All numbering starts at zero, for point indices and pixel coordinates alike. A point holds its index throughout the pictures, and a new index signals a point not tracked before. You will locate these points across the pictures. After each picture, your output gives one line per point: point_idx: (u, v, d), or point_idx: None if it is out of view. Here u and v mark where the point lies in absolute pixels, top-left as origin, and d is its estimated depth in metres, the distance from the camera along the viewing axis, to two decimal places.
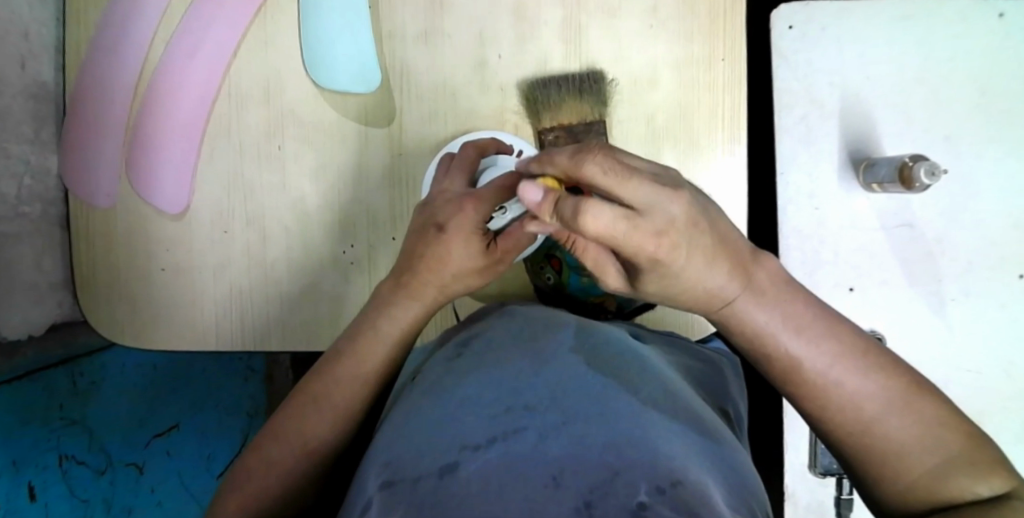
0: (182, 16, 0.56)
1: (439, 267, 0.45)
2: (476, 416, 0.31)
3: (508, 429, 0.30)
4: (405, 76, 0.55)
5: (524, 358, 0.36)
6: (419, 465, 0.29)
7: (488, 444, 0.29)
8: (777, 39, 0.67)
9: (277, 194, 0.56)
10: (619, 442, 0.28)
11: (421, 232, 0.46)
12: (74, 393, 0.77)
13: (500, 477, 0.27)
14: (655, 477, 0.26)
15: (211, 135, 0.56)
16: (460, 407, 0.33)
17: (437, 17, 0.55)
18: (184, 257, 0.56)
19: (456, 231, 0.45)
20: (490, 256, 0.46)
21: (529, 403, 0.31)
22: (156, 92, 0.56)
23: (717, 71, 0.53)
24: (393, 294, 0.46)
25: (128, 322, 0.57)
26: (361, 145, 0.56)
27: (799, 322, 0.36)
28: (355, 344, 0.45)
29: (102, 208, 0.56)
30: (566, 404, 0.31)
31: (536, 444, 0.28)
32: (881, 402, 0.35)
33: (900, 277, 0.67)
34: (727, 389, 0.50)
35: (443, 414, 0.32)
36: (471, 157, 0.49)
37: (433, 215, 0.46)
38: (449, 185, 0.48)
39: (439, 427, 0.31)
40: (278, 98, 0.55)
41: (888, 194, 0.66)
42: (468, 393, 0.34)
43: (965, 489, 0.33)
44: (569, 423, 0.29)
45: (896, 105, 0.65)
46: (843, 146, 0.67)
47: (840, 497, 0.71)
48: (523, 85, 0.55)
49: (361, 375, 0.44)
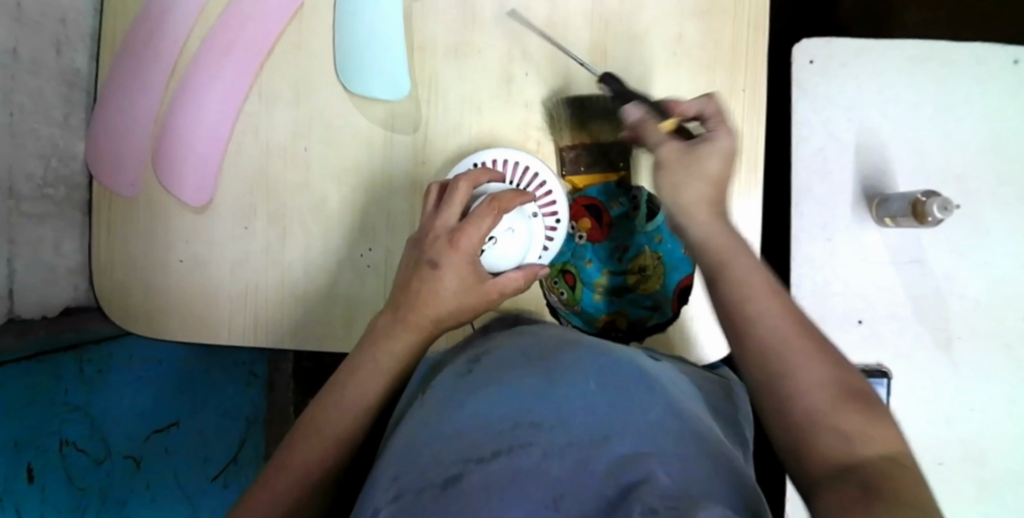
0: (220, 15, 0.57)
1: (434, 300, 0.46)
2: (477, 432, 0.34)
3: (512, 445, 0.32)
4: (432, 86, 0.56)
5: (535, 378, 0.38)
6: (424, 475, 0.32)
7: (491, 458, 0.32)
8: (797, 73, 0.67)
9: (301, 191, 0.57)
10: (620, 471, 0.30)
11: (415, 270, 0.47)
12: (81, 379, 0.77)
13: (499, 489, 0.29)
14: (650, 501, 0.27)
15: (239, 131, 0.57)
16: (469, 422, 0.35)
17: (469, 30, 0.55)
18: (202, 250, 0.58)
19: (450, 265, 0.45)
20: (483, 294, 0.46)
21: (536, 422, 0.34)
22: (187, 86, 0.57)
23: (737, 100, 0.54)
24: (390, 328, 0.46)
25: (143, 314, 0.58)
26: (386, 149, 0.56)
27: (787, 315, 0.38)
28: (362, 354, 0.46)
29: (125, 196, 0.58)
30: (572, 429, 0.33)
31: (538, 462, 0.31)
32: (831, 394, 0.34)
33: (908, 311, 0.67)
34: (740, 420, 0.48)
35: (454, 427, 0.35)
36: (461, 192, 0.47)
37: (425, 250, 0.47)
38: (440, 224, 0.46)
39: (447, 440, 0.34)
40: (307, 101, 0.56)
41: (900, 228, 0.66)
42: (478, 409, 0.36)
43: (847, 434, 0.32)
44: (571, 447, 0.32)
45: (909, 142, 0.66)
46: (857, 181, 0.67)
47: None
48: (548, 101, 0.55)
49: (379, 369, 0.45)
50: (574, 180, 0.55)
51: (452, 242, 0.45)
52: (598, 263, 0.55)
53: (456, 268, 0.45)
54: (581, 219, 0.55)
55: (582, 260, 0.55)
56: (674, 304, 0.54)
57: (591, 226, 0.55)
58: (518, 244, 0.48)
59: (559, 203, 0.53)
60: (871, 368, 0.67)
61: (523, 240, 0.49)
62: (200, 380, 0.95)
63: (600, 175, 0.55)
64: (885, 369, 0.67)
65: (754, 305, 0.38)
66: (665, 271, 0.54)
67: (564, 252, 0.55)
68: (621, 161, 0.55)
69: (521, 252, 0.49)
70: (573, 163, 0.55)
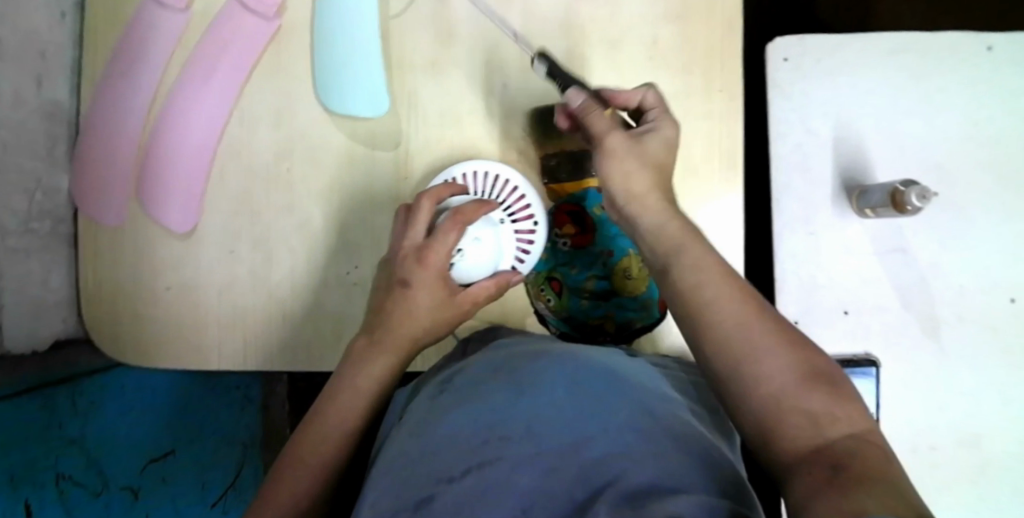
0: (199, 41, 0.57)
1: (409, 317, 0.47)
2: (454, 451, 0.39)
3: (481, 461, 0.37)
4: (411, 102, 0.56)
5: (503, 392, 0.42)
6: (400, 499, 0.37)
7: (461, 476, 0.36)
8: (771, 72, 0.63)
9: (286, 212, 0.57)
10: (580, 473, 0.35)
11: (387, 289, 0.47)
12: (73, 412, 0.77)
13: (466, 506, 0.34)
14: (616, 506, 0.32)
15: (222, 155, 0.57)
16: (442, 444, 0.39)
17: (446, 44, 0.56)
18: (189, 277, 0.58)
19: (422, 283, 0.46)
20: (457, 305, 0.47)
21: (503, 434, 0.39)
22: (169, 114, 0.57)
23: (714, 100, 0.55)
24: (365, 347, 0.47)
25: (132, 344, 0.58)
26: (368, 167, 0.56)
27: (740, 298, 0.37)
28: (344, 372, 0.47)
29: (111, 226, 0.58)
30: (536, 438, 0.38)
31: (502, 474, 0.36)
32: (794, 375, 0.33)
33: (895, 301, 0.63)
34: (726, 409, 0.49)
35: (428, 449, 0.40)
36: (425, 209, 0.47)
37: (396, 270, 0.47)
38: (409, 241, 0.47)
39: (423, 461, 0.39)
40: (287, 122, 0.57)
41: (881, 219, 0.61)
42: (450, 429, 0.40)
43: (812, 416, 0.32)
44: (536, 454, 0.37)
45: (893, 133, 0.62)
46: (837, 174, 0.62)
47: None
48: (528, 111, 0.56)
49: (361, 390, 0.46)
50: (557, 187, 0.56)
51: (423, 258, 0.46)
52: (584, 269, 0.55)
53: (428, 285, 0.46)
54: (565, 226, 0.55)
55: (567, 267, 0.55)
56: (661, 305, 0.54)
57: (575, 233, 0.55)
58: (487, 255, 0.49)
59: (537, 211, 0.53)
60: (858, 358, 0.64)
61: (493, 249, 0.50)
62: (196, 406, 0.92)
63: (582, 181, 0.55)
64: (874, 358, 0.64)
65: (707, 289, 0.37)
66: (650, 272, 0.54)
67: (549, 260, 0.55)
68: None
69: (493, 260, 0.50)
70: (555, 171, 0.55)
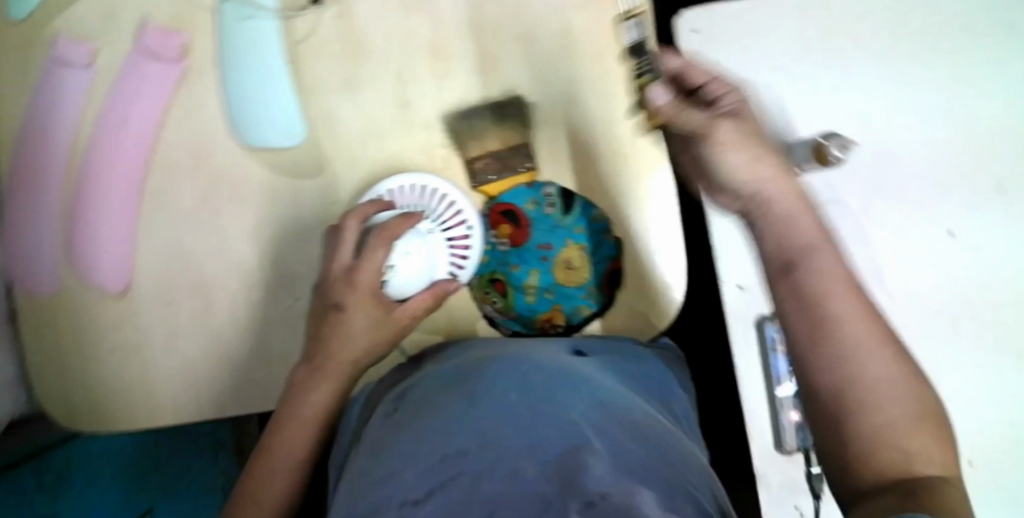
0: (106, 94, 0.56)
1: (347, 340, 0.46)
2: (417, 468, 0.37)
3: (444, 477, 0.36)
4: (330, 125, 0.55)
5: (456, 405, 0.42)
6: None
7: (426, 497, 0.35)
8: (682, 43, 0.62)
9: (219, 254, 0.56)
10: (550, 469, 0.35)
11: (322, 314, 0.47)
12: (40, 488, 0.82)
13: None
14: (587, 495, 0.32)
15: (147, 206, 0.56)
16: (400, 464, 0.38)
17: (356, 63, 0.55)
18: (132, 335, 0.56)
19: (355, 304, 0.46)
20: (396, 322, 0.47)
21: (461, 447, 0.38)
22: (86, 172, 0.56)
23: (631, 81, 0.55)
24: (307, 378, 0.47)
25: (84, 409, 0.57)
26: (295, 196, 0.55)
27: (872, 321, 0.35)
28: (288, 404, 0.47)
29: (47, 294, 0.56)
30: (496, 443, 0.37)
31: (469, 487, 0.35)
32: (910, 411, 0.32)
33: (841, 254, 0.60)
34: (668, 395, 0.53)
35: (388, 472, 0.38)
36: (352, 229, 0.46)
37: (328, 295, 0.46)
38: (339, 262, 0.46)
39: (386, 483, 0.37)
40: (208, 163, 0.55)
41: (810, 175, 0.59)
42: (408, 448, 0.39)
43: (911, 467, 0.31)
44: (500, 461, 0.36)
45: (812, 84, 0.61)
46: (759, 134, 0.60)
47: (811, 473, 0.59)
48: (447, 116, 0.55)
49: (305, 423, 0.46)
50: (487, 189, 0.55)
51: (352, 281, 0.45)
52: (525, 266, 0.55)
53: (361, 308, 0.46)
54: (500, 226, 0.55)
55: (508, 266, 0.55)
56: (606, 290, 0.55)
57: (512, 232, 0.55)
58: (419, 267, 0.48)
59: (469, 216, 0.54)
60: None
61: (425, 260, 0.48)
62: (168, 460, 0.87)
63: (510, 180, 0.55)
64: None
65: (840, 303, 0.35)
66: (590, 260, 0.55)
67: (490, 262, 0.55)
68: (529, 161, 0.55)
69: (427, 271, 0.49)
70: (483, 173, 0.55)
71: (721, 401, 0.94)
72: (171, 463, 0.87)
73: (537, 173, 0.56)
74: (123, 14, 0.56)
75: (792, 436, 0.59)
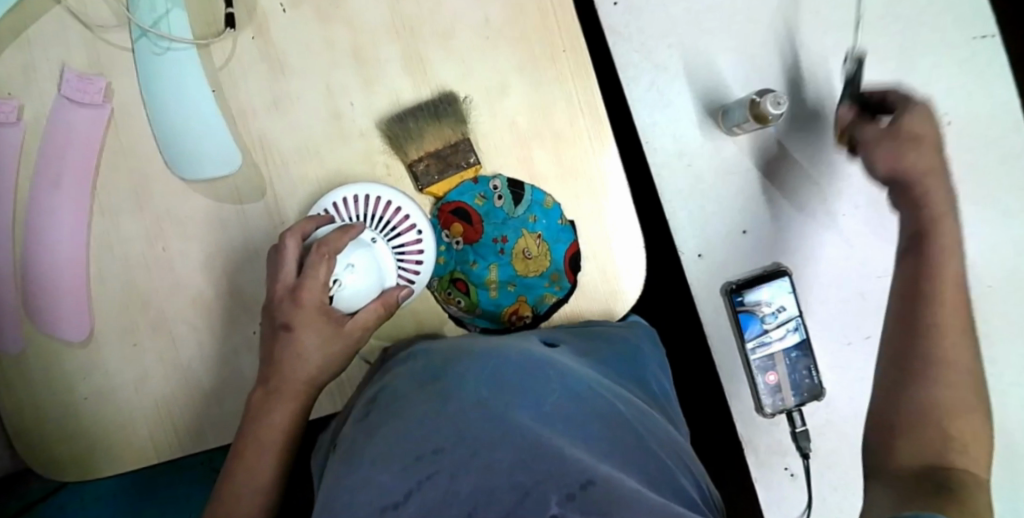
0: (39, 147, 0.55)
1: (302, 360, 0.47)
2: (389, 470, 0.34)
3: (421, 477, 0.33)
4: (266, 147, 0.55)
5: (429, 401, 0.39)
6: None
7: (404, 501, 0.32)
8: (604, 18, 0.63)
9: (174, 290, 0.55)
10: (528, 459, 0.33)
11: (273, 335, 0.47)
12: None
13: None
14: (565, 485, 0.32)
15: (96, 254, 0.55)
16: (372, 467, 0.35)
17: (281, 81, 0.54)
18: (102, 382, 0.55)
19: (303, 323, 0.46)
20: (348, 334, 0.47)
21: (436, 446, 0.35)
22: (32, 229, 0.55)
23: (560, 61, 0.55)
24: (265, 401, 0.47)
25: (69, 462, 0.56)
26: (243, 222, 0.55)
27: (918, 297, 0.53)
28: (249, 428, 0.47)
29: (12, 354, 0.56)
30: (470, 436, 0.35)
31: (448, 484, 0.32)
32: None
33: (788, 206, 0.64)
34: (645, 372, 0.53)
35: (358, 477, 0.35)
36: (292, 248, 0.47)
37: (276, 315, 0.47)
38: (284, 282, 0.46)
39: (359, 487, 0.34)
40: (149, 202, 0.55)
41: (750, 134, 0.62)
42: (381, 449, 0.36)
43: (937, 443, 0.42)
44: (478, 454, 0.34)
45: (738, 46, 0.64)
46: (697, 100, 0.63)
47: (794, 431, 0.63)
48: (382, 123, 0.55)
49: (266, 444, 0.47)
50: (433, 189, 0.55)
51: (296, 300, 0.46)
52: (484, 262, 0.54)
53: (310, 326, 0.46)
54: (453, 225, 0.55)
55: (467, 265, 0.54)
56: (568, 275, 0.55)
57: (465, 229, 0.55)
58: (366, 275, 0.48)
59: (417, 218, 0.53)
60: (770, 270, 0.63)
61: (370, 269, 0.48)
62: (161, 497, 0.85)
63: (455, 177, 0.55)
64: (784, 267, 0.63)
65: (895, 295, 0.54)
66: (549, 248, 0.55)
67: (448, 263, 0.55)
68: (471, 155, 0.54)
69: (374, 278, 0.48)
70: (425, 175, 0.54)
71: (698, 358, 0.95)
72: (164, 501, 0.85)
73: (481, 167, 0.55)
74: (40, 64, 0.54)
75: (768, 399, 0.64)
